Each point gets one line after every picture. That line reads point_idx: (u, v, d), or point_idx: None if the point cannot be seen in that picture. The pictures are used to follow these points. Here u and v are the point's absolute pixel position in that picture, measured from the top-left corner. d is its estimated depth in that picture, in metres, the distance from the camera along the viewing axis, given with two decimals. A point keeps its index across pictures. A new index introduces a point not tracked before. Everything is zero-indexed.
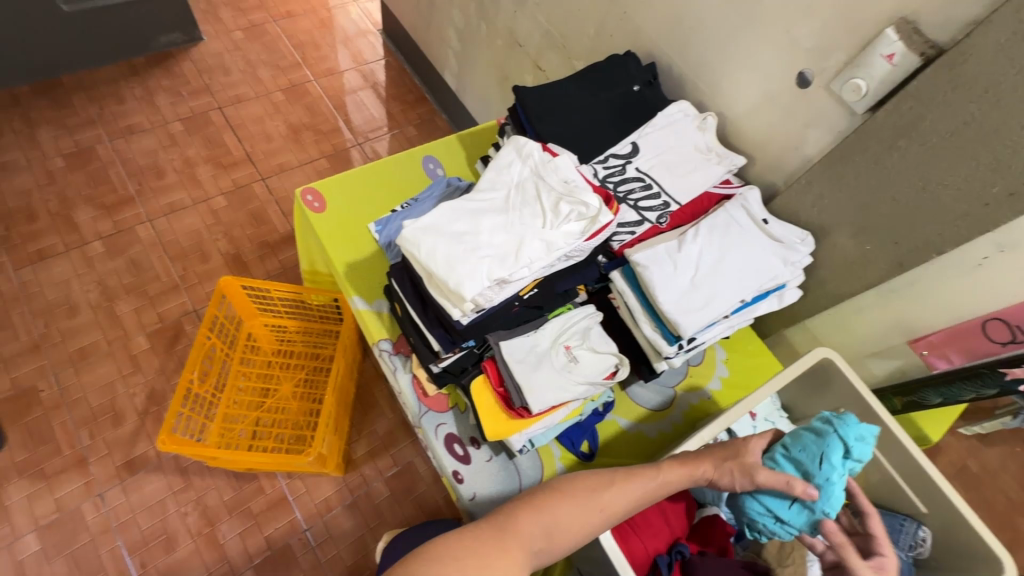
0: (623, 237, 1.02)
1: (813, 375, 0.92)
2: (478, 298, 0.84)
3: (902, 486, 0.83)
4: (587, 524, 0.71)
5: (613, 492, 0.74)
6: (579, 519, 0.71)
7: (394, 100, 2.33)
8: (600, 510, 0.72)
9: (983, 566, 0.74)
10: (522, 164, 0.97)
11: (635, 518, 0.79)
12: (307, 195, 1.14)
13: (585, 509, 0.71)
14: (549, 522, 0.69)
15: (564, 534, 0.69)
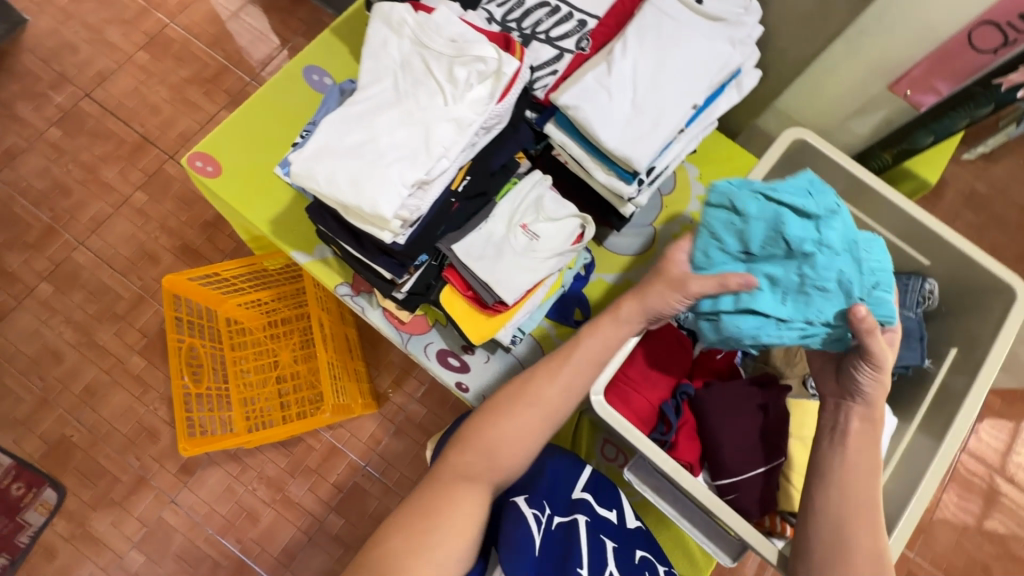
0: (545, 81, 0.88)
1: (790, 164, 0.80)
2: (404, 211, 0.75)
3: (901, 246, 0.78)
4: (524, 427, 0.72)
5: (553, 386, 0.72)
6: (529, 425, 0.72)
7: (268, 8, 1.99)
8: (529, 407, 0.72)
9: (993, 300, 0.71)
10: (397, 36, 0.80)
11: (629, 374, 0.70)
12: (196, 162, 1.00)
13: (517, 418, 0.72)
14: (483, 445, 0.71)
15: (501, 451, 0.71)
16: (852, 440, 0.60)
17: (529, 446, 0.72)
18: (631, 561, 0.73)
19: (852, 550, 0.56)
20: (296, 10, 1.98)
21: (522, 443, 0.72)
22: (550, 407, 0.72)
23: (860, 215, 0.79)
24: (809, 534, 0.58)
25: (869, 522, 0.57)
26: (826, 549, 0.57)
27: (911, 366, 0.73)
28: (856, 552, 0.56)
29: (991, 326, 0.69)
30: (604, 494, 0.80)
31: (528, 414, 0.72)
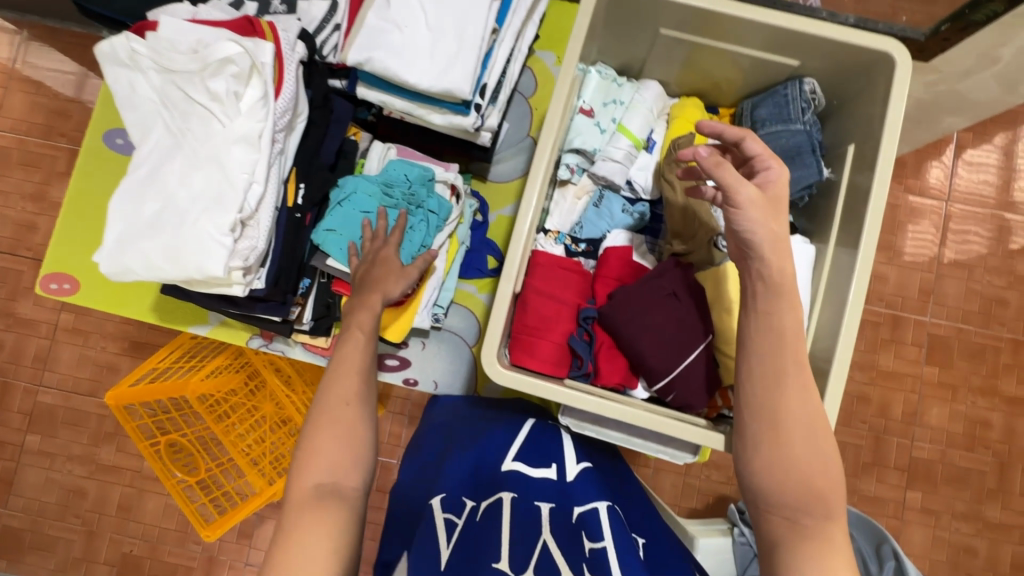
0: (334, 42, 0.77)
1: (616, 19, 0.69)
2: (239, 259, 0.68)
3: (766, 57, 0.69)
4: (343, 440, 0.60)
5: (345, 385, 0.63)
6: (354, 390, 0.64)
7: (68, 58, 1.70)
8: (333, 421, 0.61)
9: (875, 71, 0.63)
10: (138, 74, 0.68)
11: (526, 325, 0.64)
12: (50, 285, 0.92)
13: (333, 436, 0.60)
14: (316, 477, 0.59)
15: (335, 481, 0.59)
16: (760, 298, 0.54)
17: (357, 460, 0.60)
18: (570, 522, 0.58)
19: (785, 415, 0.52)
20: (89, 42, 1.68)
21: (347, 455, 0.60)
22: (352, 409, 0.62)
23: (715, 43, 0.69)
24: (743, 412, 0.54)
25: (796, 377, 0.53)
26: (760, 420, 0.53)
27: (814, 183, 0.68)
28: (789, 415, 0.52)
29: (879, 102, 0.62)
30: (547, 447, 0.69)
31: (338, 424, 0.61)
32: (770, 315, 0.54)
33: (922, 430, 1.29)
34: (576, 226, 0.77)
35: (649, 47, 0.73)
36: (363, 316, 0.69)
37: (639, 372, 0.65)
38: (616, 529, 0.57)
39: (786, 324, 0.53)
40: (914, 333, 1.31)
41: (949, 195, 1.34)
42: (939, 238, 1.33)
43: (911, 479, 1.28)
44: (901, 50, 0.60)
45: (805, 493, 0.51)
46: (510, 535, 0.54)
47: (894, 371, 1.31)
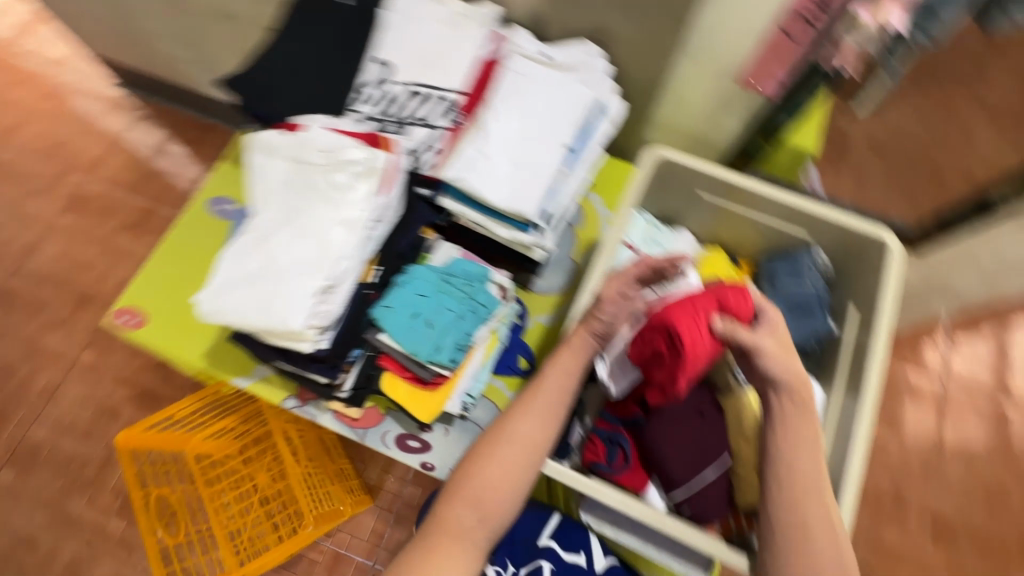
0: (429, 159, 0.94)
1: (664, 179, 0.85)
2: (316, 318, 0.78)
3: (782, 227, 0.84)
4: (515, 473, 0.59)
5: (530, 420, 0.60)
6: (521, 447, 0.60)
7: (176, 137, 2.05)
8: (507, 444, 0.59)
9: (869, 252, 0.77)
10: (276, 160, 0.84)
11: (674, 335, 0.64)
12: (121, 317, 1.01)
13: (503, 462, 0.59)
14: (472, 495, 0.59)
15: (488, 502, 0.59)
16: (787, 419, 0.59)
17: (516, 489, 0.58)
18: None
19: (810, 533, 0.54)
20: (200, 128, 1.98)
21: (506, 482, 0.59)
22: (528, 441, 0.60)
23: (740, 208, 0.85)
24: (770, 520, 0.55)
25: (816, 497, 0.55)
26: (784, 533, 0.54)
27: (823, 334, 0.78)
28: (814, 535, 0.54)
29: (874, 277, 0.75)
30: (576, 539, 0.78)
31: (511, 451, 0.59)
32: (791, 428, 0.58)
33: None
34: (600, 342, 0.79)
35: (687, 204, 0.88)
36: (567, 356, 0.65)
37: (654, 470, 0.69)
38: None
39: (805, 440, 0.58)
40: (917, 513, 1.44)
41: (946, 380, 1.56)
42: (938, 417, 1.52)
43: None
44: (891, 238, 0.74)
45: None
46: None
47: (902, 545, 1.41)
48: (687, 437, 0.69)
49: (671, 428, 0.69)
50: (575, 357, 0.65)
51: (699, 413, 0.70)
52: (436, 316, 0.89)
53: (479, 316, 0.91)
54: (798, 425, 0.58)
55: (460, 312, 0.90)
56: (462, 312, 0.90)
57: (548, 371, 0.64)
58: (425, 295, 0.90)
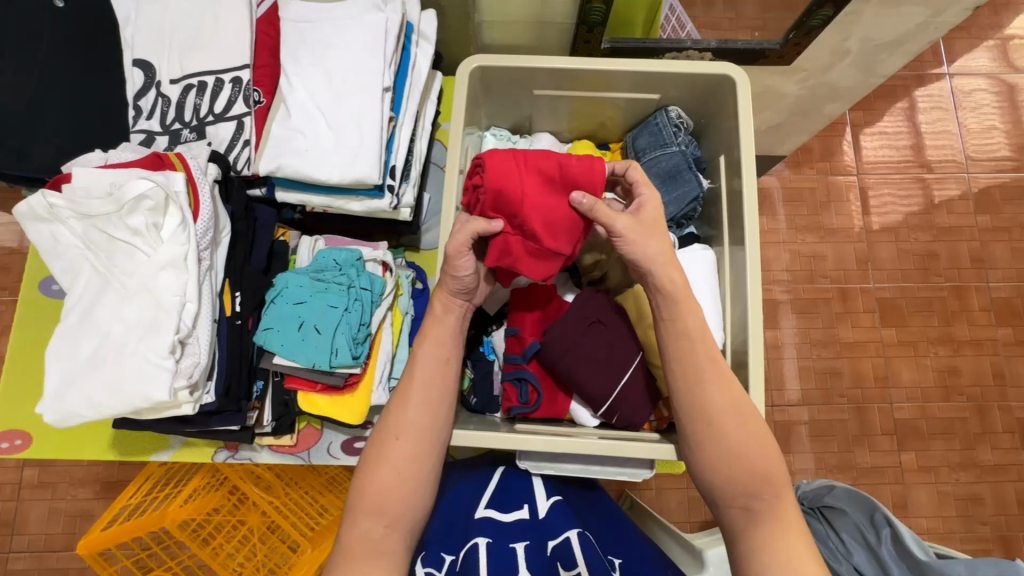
0: (246, 156, 0.82)
1: (494, 89, 0.77)
2: (183, 377, 0.70)
3: (634, 96, 0.77)
4: (413, 465, 0.56)
5: (411, 410, 0.58)
6: (410, 439, 0.57)
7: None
8: (396, 440, 0.57)
9: (724, 90, 0.71)
10: (60, 224, 0.71)
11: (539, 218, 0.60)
12: (0, 444, 0.88)
13: (397, 459, 0.56)
14: (376, 504, 0.55)
15: (394, 503, 0.55)
16: (669, 308, 0.58)
17: (419, 481, 0.56)
18: (545, 556, 0.60)
19: (716, 414, 0.54)
20: None
21: (405, 479, 0.56)
22: (419, 431, 0.57)
23: (587, 91, 0.77)
24: (678, 414, 0.56)
25: (716, 377, 0.56)
26: (694, 422, 0.55)
27: (699, 195, 0.74)
28: (720, 414, 0.54)
29: (733, 116, 0.70)
30: (517, 491, 0.66)
31: (401, 447, 0.57)
32: (676, 322, 0.57)
33: (897, 391, 1.37)
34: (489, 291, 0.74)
35: (531, 106, 0.80)
36: (435, 329, 0.61)
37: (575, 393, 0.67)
38: (589, 555, 0.58)
39: (691, 326, 0.57)
40: (864, 302, 1.41)
41: (860, 167, 1.47)
42: (862, 210, 1.45)
43: (902, 442, 1.35)
44: (738, 68, 0.68)
45: (753, 479, 0.53)
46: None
47: (857, 340, 1.40)
48: (597, 351, 0.65)
49: (580, 349, 0.65)
50: (448, 321, 0.62)
51: (601, 323, 0.67)
52: (321, 318, 0.81)
53: (366, 299, 0.83)
54: (680, 316, 0.57)
55: (344, 306, 0.82)
56: (347, 304, 0.82)
57: (416, 356, 0.60)
58: (301, 299, 0.81)
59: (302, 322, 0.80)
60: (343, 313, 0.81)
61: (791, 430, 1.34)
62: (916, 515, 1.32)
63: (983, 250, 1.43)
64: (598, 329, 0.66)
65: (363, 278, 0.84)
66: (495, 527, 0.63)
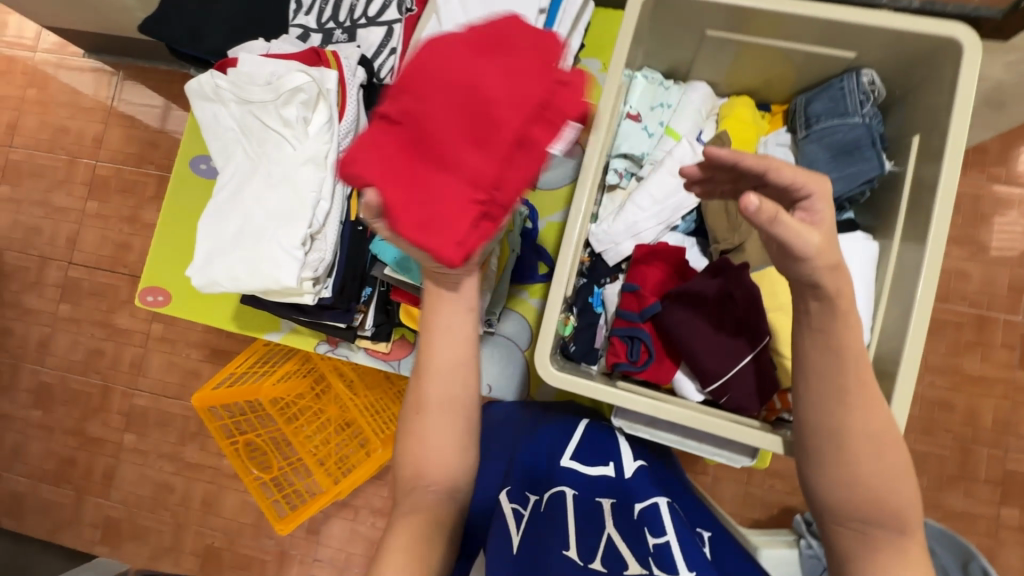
0: (390, 64, 0.81)
1: (660, 22, 0.69)
2: (310, 269, 0.74)
3: (819, 51, 0.67)
4: (439, 433, 0.55)
5: (430, 384, 0.56)
6: (439, 412, 0.55)
7: (96, 81, 1.67)
8: (417, 415, 0.56)
9: (942, 58, 0.59)
10: (223, 106, 0.76)
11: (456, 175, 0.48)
12: (147, 297, 1.00)
13: (423, 430, 0.55)
14: (410, 478, 0.55)
15: (428, 474, 0.55)
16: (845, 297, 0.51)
17: (452, 452, 0.55)
18: (633, 518, 0.53)
19: (848, 436, 0.49)
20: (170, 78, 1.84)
21: (436, 449, 0.55)
22: (444, 401, 0.55)
23: (765, 39, 0.68)
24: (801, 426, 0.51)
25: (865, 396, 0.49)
26: (827, 440, 0.49)
27: (876, 177, 0.65)
28: (852, 438, 0.49)
29: (947, 90, 0.58)
30: (604, 444, 0.64)
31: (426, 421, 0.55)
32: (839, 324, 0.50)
33: (1018, 441, 1.21)
34: (610, 247, 0.73)
35: (695, 50, 0.73)
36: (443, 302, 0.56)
37: (684, 362, 0.64)
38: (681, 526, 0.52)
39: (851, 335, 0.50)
40: (1004, 336, 1.23)
41: None
42: None
43: (1006, 495, 1.21)
44: (972, 32, 0.56)
45: (871, 508, 0.49)
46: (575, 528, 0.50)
47: (982, 376, 1.23)
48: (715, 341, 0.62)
49: (693, 331, 0.62)
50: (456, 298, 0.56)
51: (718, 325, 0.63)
52: None
53: None
54: (831, 325, 0.49)
55: None
56: None
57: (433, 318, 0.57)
58: None
59: None
60: None
61: None
62: None
63: None
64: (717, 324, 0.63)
65: None
66: (579, 478, 0.58)
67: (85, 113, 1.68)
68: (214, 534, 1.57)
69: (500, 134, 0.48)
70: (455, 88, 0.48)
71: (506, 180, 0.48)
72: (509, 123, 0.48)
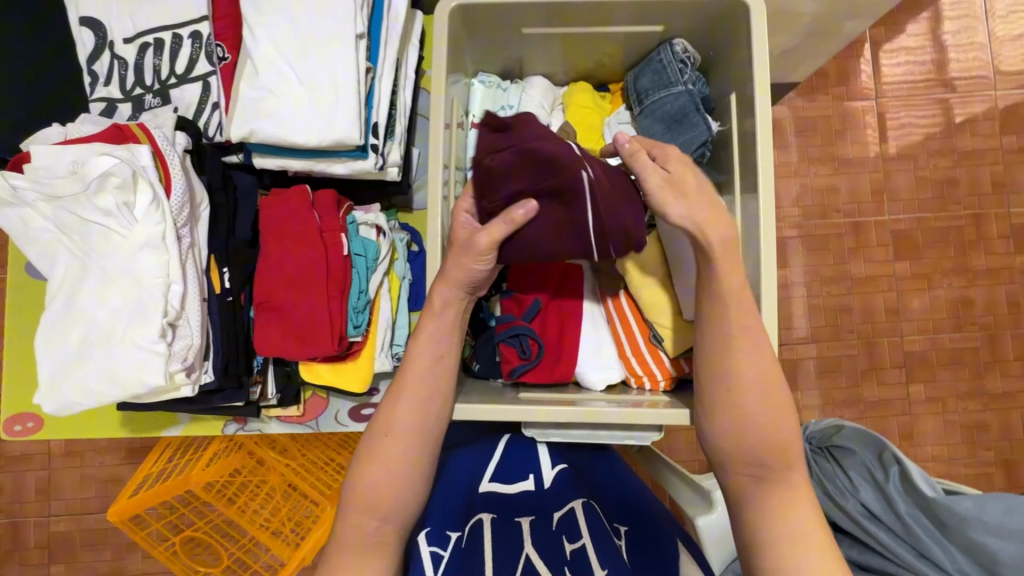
0: (216, 120, 0.76)
1: (474, 29, 0.69)
2: (178, 360, 0.68)
3: (632, 30, 0.69)
4: (404, 456, 0.55)
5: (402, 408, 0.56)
6: (410, 434, 0.55)
7: None
8: (387, 438, 0.55)
9: (735, 18, 0.63)
10: (28, 207, 0.67)
11: (286, 309, 0.77)
12: (14, 427, 0.89)
13: (387, 457, 0.54)
14: (372, 495, 0.54)
15: (386, 498, 0.54)
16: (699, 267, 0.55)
17: (418, 466, 0.55)
18: (550, 528, 0.56)
19: (738, 379, 0.53)
20: None
21: (401, 470, 0.54)
22: (413, 426, 0.55)
23: (581, 28, 0.69)
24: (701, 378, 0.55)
25: (748, 341, 0.53)
26: (718, 386, 0.54)
27: (707, 140, 0.68)
28: (744, 381, 0.53)
29: (744, 47, 0.62)
30: (525, 459, 0.65)
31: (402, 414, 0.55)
32: (710, 280, 0.54)
33: (908, 323, 1.35)
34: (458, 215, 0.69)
35: (521, 47, 0.73)
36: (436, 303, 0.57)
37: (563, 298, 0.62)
38: (592, 524, 0.55)
39: (720, 289, 0.54)
40: (877, 235, 1.36)
41: (879, 89, 1.37)
42: (879, 137, 1.37)
43: (910, 374, 1.34)
44: None
45: (760, 444, 0.52)
46: (493, 553, 0.53)
47: (868, 275, 1.36)
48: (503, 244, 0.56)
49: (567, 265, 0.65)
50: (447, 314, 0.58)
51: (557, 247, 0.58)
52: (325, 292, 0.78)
53: (360, 266, 0.81)
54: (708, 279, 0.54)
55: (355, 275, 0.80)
56: (342, 272, 0.79)
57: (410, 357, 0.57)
58: (296, 273, 0.77)
59: (301, 298, 0.77)
60: (355, 285, 0.80)
61: (798, 365, 1.34)
62: (921, 444, 1.34)
63: (1006, 172, 1.36)
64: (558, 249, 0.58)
65: (358, 241, 0.81)
66: (500, 500, 0.60)
67: None
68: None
69: (316, 272, 0.77)
70: (282, 250, 0.78)
71: (333, 310, 0.77)
72: (310, 263, 0.77)
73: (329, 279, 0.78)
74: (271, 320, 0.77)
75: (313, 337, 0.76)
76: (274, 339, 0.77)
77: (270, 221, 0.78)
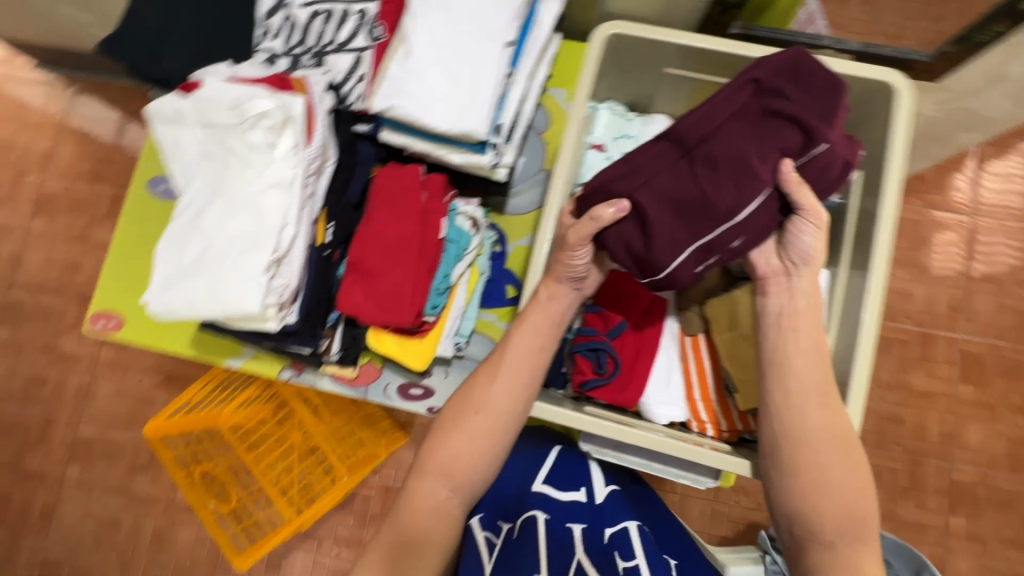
0: (359, 91, 0.82)
1: (618, 59, 0.73)
2: (274, 295, 0.73)
3: None
4: (483, 443, 0.58)
5: (492, 391, 0.59)
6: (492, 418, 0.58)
7: (47, 94, 1.59)
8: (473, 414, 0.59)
9: (877, 101, 0.65)
10: (185, 128, 0.74)
11: (375, 272, 0.81)
12: (98, 322, 0.95)
13: (471, 434, 0.58)
14: (444, 467, 0.57)
15: (457, 474, 0.57)
16: (797, 317, 0.58)
17: (490, 452, 0.58)
18: (601, 542, 0.59)
19: (812, 436, 0.55)
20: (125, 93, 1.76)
21: (477, 449, 0.58)
22: (499, 411, 0.58)
23: (720, 78, 0.72)
24: (774, 433, 0.56)
25: (824, 402, 0.56)
26: (791, 444, 0.55)
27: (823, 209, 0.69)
28: (818, 439, 0.55)
29: (882, 130, 0.64)
30: (575, 471, 0.67)
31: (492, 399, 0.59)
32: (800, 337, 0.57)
33: (961, 451, 1.28)
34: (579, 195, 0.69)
35: (655, 84, 0.77)
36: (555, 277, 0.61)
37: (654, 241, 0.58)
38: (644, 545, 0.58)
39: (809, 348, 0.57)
40: (946, 351, 1.31)
41: (974, 207, 1.34)
42: (966, 254, 1.33)
43: (953, 504, 1.27)
44: (900, 79, 0.62)
45: (833, 510, 0.53)
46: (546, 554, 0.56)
47: (928, 390, 1.30)
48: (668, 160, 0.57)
49: (680, 207, 0.56)
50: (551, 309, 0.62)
51: (780, 88, 0.54)
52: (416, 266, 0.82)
53: (451, 250, 0.85)
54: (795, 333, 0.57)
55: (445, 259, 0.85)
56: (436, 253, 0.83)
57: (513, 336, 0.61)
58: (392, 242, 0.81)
59: (392, 268, 0.81)
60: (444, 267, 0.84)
61: None
62: None
63: None
64: (768, 102, 0.55)
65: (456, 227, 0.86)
66: (551, 503, 0.63)
67: (33, 128, 1.59)
68: (164, 573, 1.45)
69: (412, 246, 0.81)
70: (386, 219, 0.82)
71: (418, 285, 0.81)
72: (408, 237, 0.81)
73: (422, 255, 0.81)
74: (359, 279, 0.81)
75: (393, 307, 0.80)
76: (357, 300, 0.80)
77: (382, 189, 0.83)
